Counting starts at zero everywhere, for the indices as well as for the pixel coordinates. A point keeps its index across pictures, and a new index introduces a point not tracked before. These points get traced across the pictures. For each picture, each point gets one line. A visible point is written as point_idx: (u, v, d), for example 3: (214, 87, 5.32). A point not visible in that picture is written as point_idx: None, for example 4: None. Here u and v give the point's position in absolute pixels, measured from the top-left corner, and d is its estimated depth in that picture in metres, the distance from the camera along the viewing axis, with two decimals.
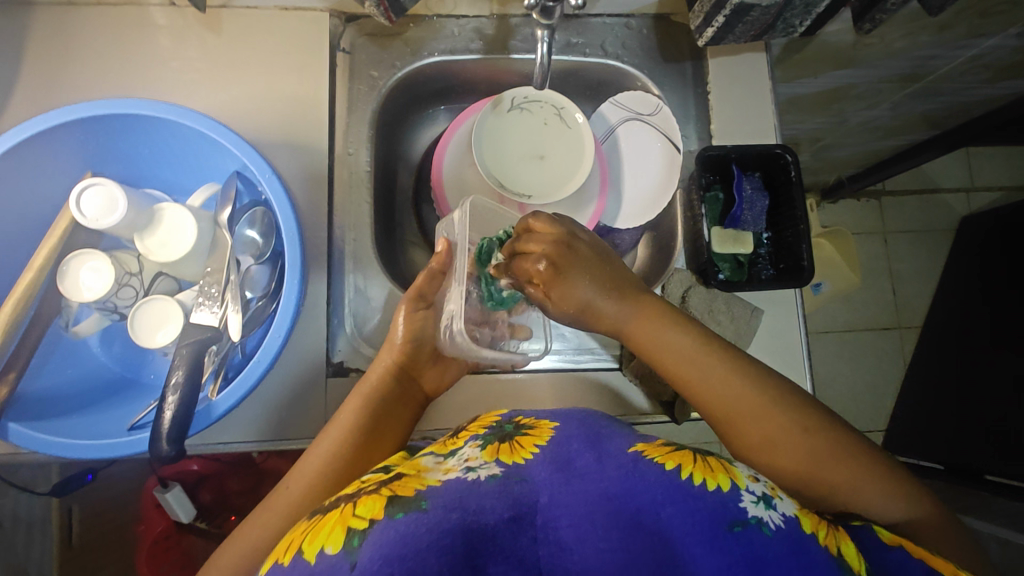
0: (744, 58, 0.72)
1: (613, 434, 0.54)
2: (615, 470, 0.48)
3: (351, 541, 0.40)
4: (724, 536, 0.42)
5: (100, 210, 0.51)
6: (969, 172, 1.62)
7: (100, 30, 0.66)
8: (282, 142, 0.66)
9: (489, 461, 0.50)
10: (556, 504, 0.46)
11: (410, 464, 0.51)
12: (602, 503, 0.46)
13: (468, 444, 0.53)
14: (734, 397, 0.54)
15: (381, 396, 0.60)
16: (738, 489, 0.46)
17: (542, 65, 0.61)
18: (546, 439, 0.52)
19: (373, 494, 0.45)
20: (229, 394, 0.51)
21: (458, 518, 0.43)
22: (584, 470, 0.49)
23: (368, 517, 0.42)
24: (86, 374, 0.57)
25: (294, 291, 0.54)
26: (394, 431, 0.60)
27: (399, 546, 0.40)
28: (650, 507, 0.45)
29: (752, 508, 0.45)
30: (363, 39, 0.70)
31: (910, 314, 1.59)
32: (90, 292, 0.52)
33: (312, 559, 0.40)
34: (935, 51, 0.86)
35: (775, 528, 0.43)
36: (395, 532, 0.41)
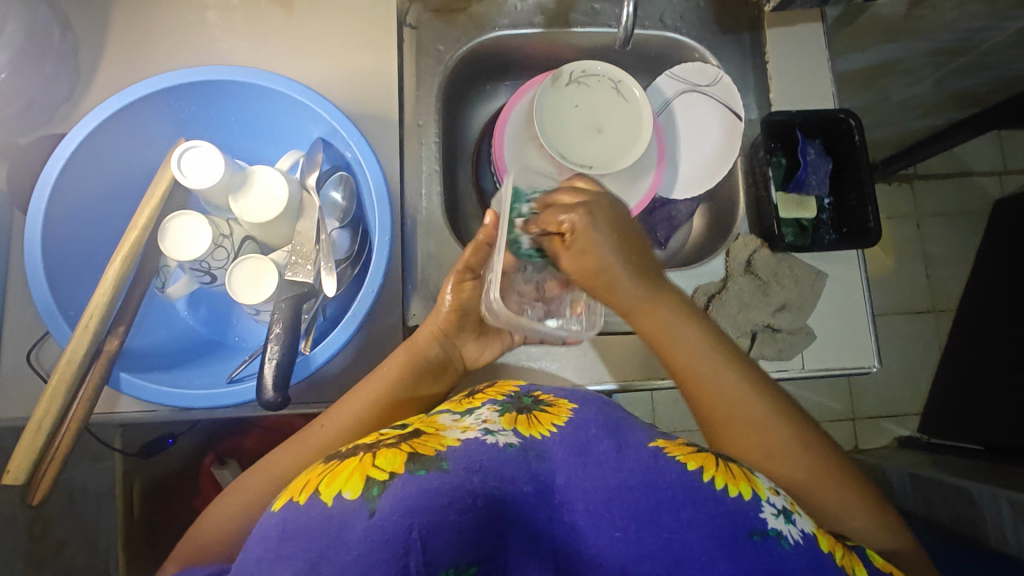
0: (803, 28, 0.73)
1: (630, 425, 0.54)
2: (635, 461, 0.48)
3: (371, 490, 0.42)
4: (744, 543, 0.44)
5: (200, 169, 0.53)
6: (1001, 155, 1.61)
7: (179, 8, 0.69)
8: (355, 114, 0.68)
9: (506, 429, 0.50)
10: (573, 487, 0.47)
11: (426, 422, 0.52)
12: (621, 493, 0.47)
13: (487, 406, 0.54)
14: (744, 404, 0.57)
15: (422, 361, 0.62)
16: (759, 500, 0.47)
17: (624, 30, 0.63)
18: (564, 420, 0.53)
19: (393, 449, 0.46)
20: (327, 346, 0.52)
21: (479, 483, 0.44)
22: (602, 457, 0.49)
23: (389, 470, 0.43)
24: (177, 336, 0.59)
25: (385, 245, 0.54)
26: (422, 395, 0.63)
27: (421, 505, 0.41)
28: (670, 504, 0.46)
29: (772, 520, 0.46)
30: (429, 16, 0.72)
31: (943, 297, 1.59)
32: (191, 251, 0.54)
33: (328, 501, 0.41)
34: (984, 23, 0.87)
35: (795, 543, 0.45)
36: (418, 487, 0.42)
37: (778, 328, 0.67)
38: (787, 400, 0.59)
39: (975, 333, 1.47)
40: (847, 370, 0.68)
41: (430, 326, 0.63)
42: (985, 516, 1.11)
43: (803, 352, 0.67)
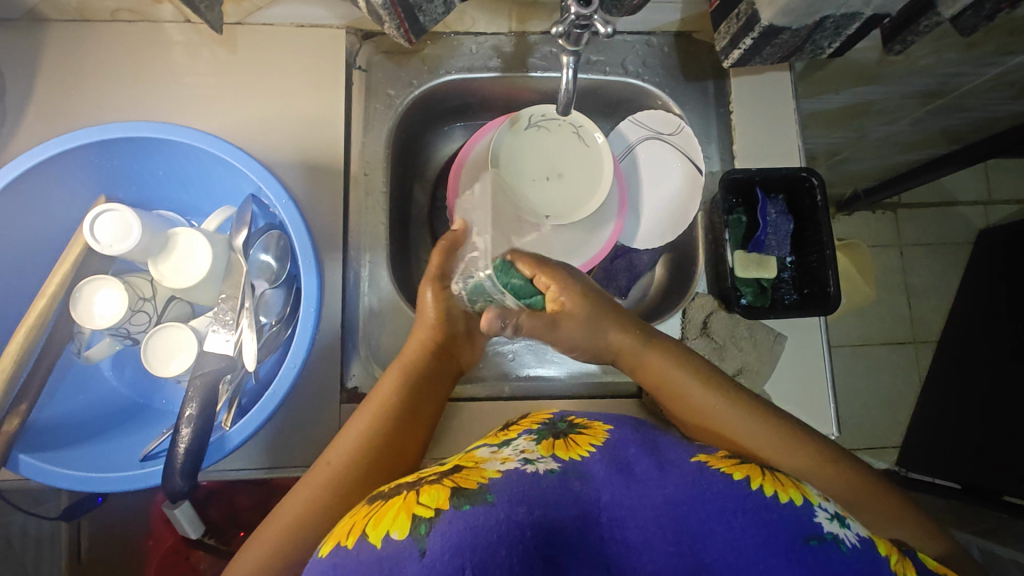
0: (769, 77, 0.71)
1: (672, 443, 0.52)
2: (680, 478, 0.46)
3: (419, 528, 0.39)
4: (801, 549, 0.40)
5: (115, 235, 0.50)
6: (986, 185, 1.59)
7: (115, 47, 0.65)
8: (298, 162, 0.65)
9: (545, 456, 0.48)
10: (619, 505, 0.44)
11: (465, 457, 0.49)
12: (672, 508, 0.43)
13: (523, 436, 0.51)
14: (752, 433, 0.55)
15: (419, 372, 0.60)
16: (811, 505, 0.44)
17: (567, 89, 0.58)
18: (601, 440, 0.51)
19: (436, 484, 0.43)
20: (243, 426, 0.49)
21: (527, 515, 0.41)
22: (646, 477, 0.46)
23: (434, 507, 0.40)
24: (99, 401, 0.56)
25: (310, 317, 0.52)
26: (427, 411, 0.60)
27: (473, 541, 0.38)
28: (720, 514, 0.42)
29: (827, 524, 0.42)
30: (379, 57, 0.69)
31: (925, 328, 1.57)
32: (102, 319, 0.51)
33: (377, 543, 0.39)
34: (960, 69, 0.85)
35: (852, 546, 0.41)
36: (465, 524, 0.39)
37: None
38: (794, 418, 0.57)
39: (956, 368, 1.45)
40: None
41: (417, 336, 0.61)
42: None
43: None
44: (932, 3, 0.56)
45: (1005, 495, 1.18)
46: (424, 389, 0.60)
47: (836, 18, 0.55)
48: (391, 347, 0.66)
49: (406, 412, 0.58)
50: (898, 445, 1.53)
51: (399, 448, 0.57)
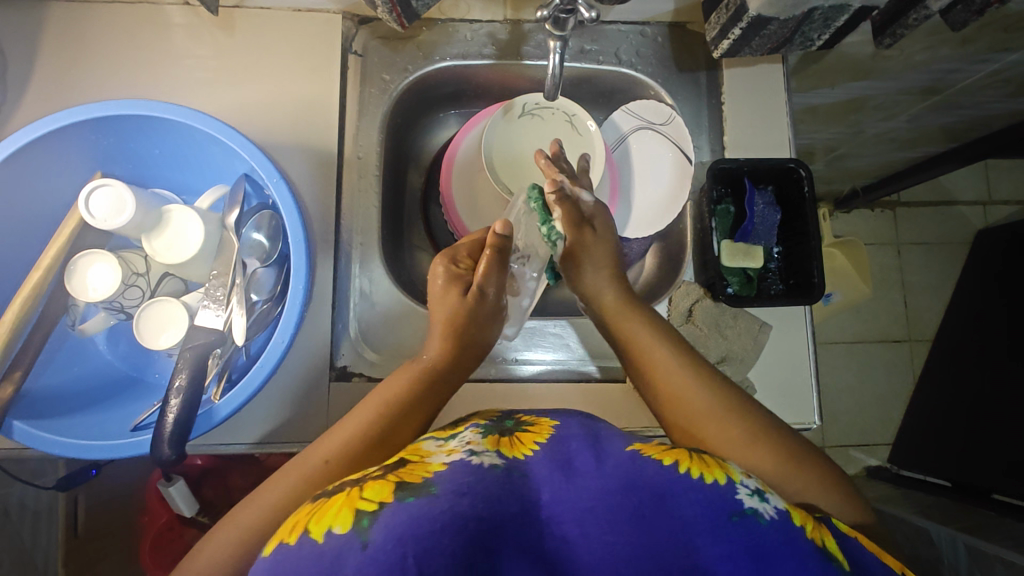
0: (762, 69, 0.71)
1: (610, 436, 0.53)
2: (613, 467, 0.47)
3: (360, 521, 0.39)
4: (724, 525, 0.42)
5: (109, 210, 0.51)
6: (986, 185, 1.59)
7: (114, 28, 0.66)
8: (291, 144, 0.66)
9: (490, 450, 0.48)
10: (558, 501, 0.44)
11: (410, 450, 0.49)
12: (608, 496, 0.44)
13: (469, 429, 0.52)
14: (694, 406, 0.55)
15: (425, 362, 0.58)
16: (733, 483, 0.46)
17: (553, 76, 0.60)
18: (546, 437, 0.51)
19: (380, 479, 0.44)
20: (231, 399, 0.51)
21: (469, 506, 0.42)
22: (584, 469, 0.47)
23: (378, 500, 0.41)
24: (92, 373, 0.57)
25: (299, 293, 0.54)
26: (422, 409, 0.57)
27: (414, 530, 0.39)
28: (655, 500, 0.44)
29: (748, 499, 0.44)
30: (375, 42, 0.70)
31: (921, 326, 1.57)
32: (95, 292, 0.53)
33: (319, 539, 0.39)
34: (956, 65, 0.85)
35: (771, 519, 0.43)
36: (407, 515, 0.40)
37: None
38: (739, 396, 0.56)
39: (950, 366, 1.46)
40: (788, 427, 0.66)
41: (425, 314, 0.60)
42: (943, 558, 1.10)
43: None
44: None
45: (993, 492, 1.20)
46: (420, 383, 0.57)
47: (824, 10, 0.55)
48: (381, 328, 0.67)
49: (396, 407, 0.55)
50: (890, 442, 1.54)
51: (393, 442, 0.54)
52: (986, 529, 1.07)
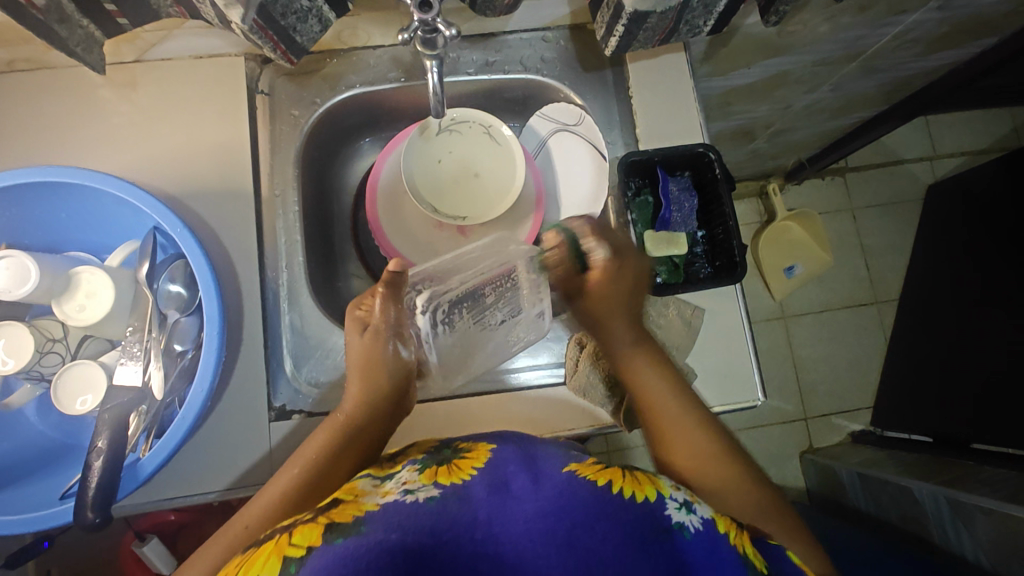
0: (664, 59, 0.72)
1: (549, 454, 0.52)
2: (551, 489, 0.47)
3: (288, 568, 0.38)
4: (651, 544, 0.43)
5: (10, 280, 0.51)
6: (928, 141, 1.62)
7: (14, 97, 0.66)
8: (206, 191, 0.66)
9: (427, 484, 0.48)
10: (494, 523, 0.44)
11: (346, 490, 0.47)
12: (540, 520, 0.44)
13: (406, 468, 0.51)
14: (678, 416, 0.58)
15: (352, 429, 0.57)
16: (663, 498, 0.47)
17: (435, 94, 0.60)
18: (483, 463, 0.50)
19: (310, 522, 0.42)
20: (157, 452, 0.50)
21: (399, 538, 0.41)
22: (521, 492, 0.46)
23: (305, 545, 0.39)
24: (24, 446, 0.57)
25: (214, 338, 0.53)
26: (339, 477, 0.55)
27: (342, 572, 0.37)
28: (584, 523, 0.43)
29: (675, 513, 0.45)
30: (281, 80, 0.70)
31: (885, 287, 1.59)
32: (5, 364, 0.53)
33: None
34: (860, 32, 0.87)
35: (695, 531, 0.44)
36: (335, 556, 0.38)
37: None
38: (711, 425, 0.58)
39: (917, 322, 1.47)
40: (732, 407, 0.66)
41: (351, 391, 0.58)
42: (928, 514, 1.09)
43: None
44: None
45: (975, 442, 1.20)
46: (349, 450, 0.56)
47: None
48: (316, 361, 0.66)
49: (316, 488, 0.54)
50: (870, 405, 1.55)
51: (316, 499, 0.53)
52: (965, 480, 1.06)
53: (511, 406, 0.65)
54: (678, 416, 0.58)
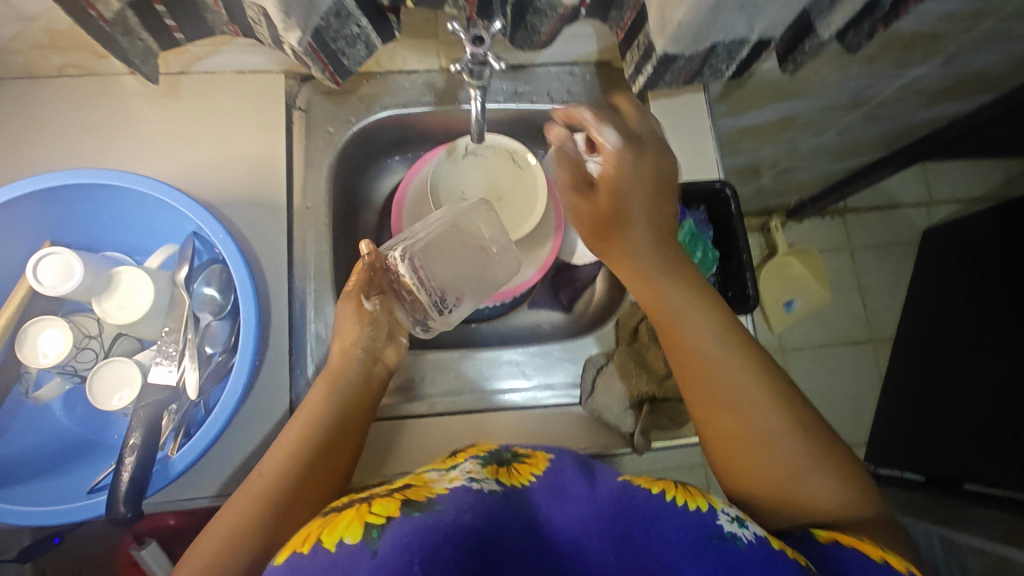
0: (685, 98, 0.76)
1: (605, 469, 0.54)
2: (606, 495, 0.49)
3: (371, 532, 0.40)
4: (704, 549, 0.42)
5: (56, 277, 0.52)
6: (925, 186, 1.68)
7: (61, 101, 0.68)
8: (241, 200, 0.69)
9: (490, 478, 0.49)
10: (553, 522, 0.46)
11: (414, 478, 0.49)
12: (598, 519, 0.45)
13: (469, 460, 0.52)
14: (709, 354, 0.56)
15: (343, 384, 0.60)
16: (714, 509, 0.46)
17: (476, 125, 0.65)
18: (542, 469, 0.52)
19: (386, 496, 0.44)
20: (187, 452, 0.51)
21: (471, 520, 0.42)
22: (576, 494, 0.48)
23: (385, 514, 0.41)
24: (50, 439, 0.58)
25: (250, 344, 0.55)
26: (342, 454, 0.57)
27: (422, 540, 0.39)
28: (639, 524, 0.45)
29: (727, 524, 0.45)
30: (319, 97, 0.73)
31: (880, 326, 1.63)
32: (45, 357, 0.53)
33: (331, 547, 0.39)
34: (868, 82, 0.92)
35: (749, 542, 0.43)
36: (415, 526, 0.40)
37: (667, 398, 0.67)
38: (770, 364, 0.57)
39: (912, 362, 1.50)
40: None
41: (337, 351, 0.62)
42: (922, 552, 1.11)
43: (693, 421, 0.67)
44: (811, 27, 0.62)
45: (965, 483, 1.21)
46: (346, 426, 0.58)
47: (726, 44, 0.60)
48: None
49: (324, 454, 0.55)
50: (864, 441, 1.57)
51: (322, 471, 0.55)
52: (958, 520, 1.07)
53: (525, 423, 0.67)
54: (722, 360, 0.56)
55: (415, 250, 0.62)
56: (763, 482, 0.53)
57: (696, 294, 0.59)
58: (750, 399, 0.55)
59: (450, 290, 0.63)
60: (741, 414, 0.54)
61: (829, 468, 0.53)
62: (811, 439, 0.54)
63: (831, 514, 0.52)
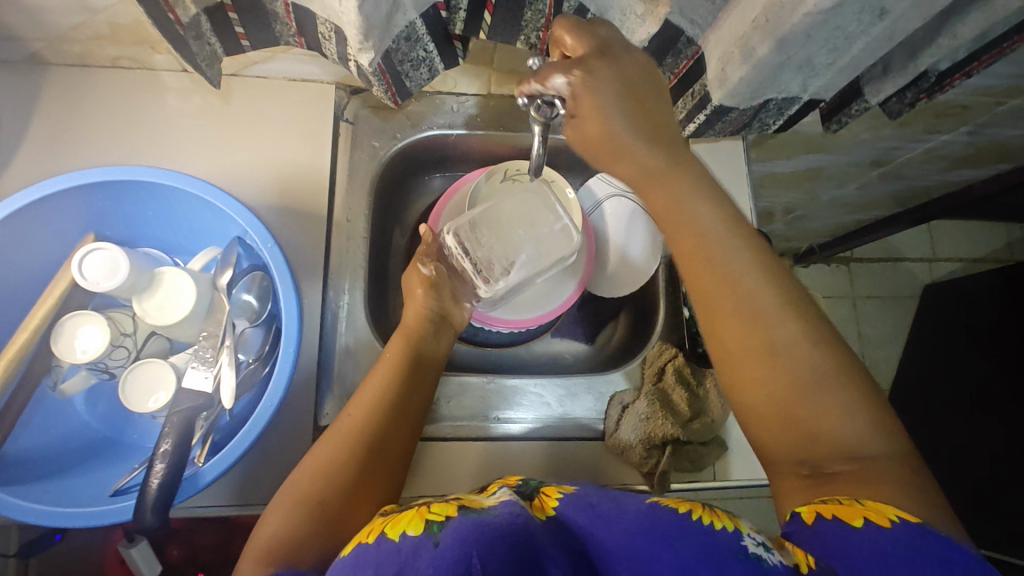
0: (725, 145, 0.78)
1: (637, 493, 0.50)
2: (635, 513, 0.45)
3: (432, 526, 0.41)
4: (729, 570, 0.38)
5: (102, 273, 0.52)
6: (930, 243, 1.71)
7: (110, 92, 0.68)
8: (282, 206, 0.68)
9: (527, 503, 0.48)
10: (585, 538, 0.44)
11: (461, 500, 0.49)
12: (627, 542, 0.43)
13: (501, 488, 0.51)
14: (733, 309, 0.50)
15: (417, 340, 0.63)
16: (742, 531, 0.42)
17: (536, 163, 0.60)
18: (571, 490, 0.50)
19: (443, 502, 0.45)
20: (218, 462, 0.51)
21: (523, 521, 0.42)
22: (607, 513, 0.45)
23: (445, 513, 0.43)
24: (70, 435, 0.57)
25: (289, 355, 0.55)
26: (415, 400, 0.60)
27: (479, 535, 0.40)
28: (661, 543, 0.41)
29: (753, 546, 0.40)
30: (366, 111, 0.74)
31: (877, 375, 1.64)
32: (83, 353, 0.53)
33: (395, 538, 0.41)
34: (896, 143, 0.94)
35: (777, 566, 0.39)
36: (472, 524, 0.41)
37: (690, 440, 0.68)
38: (806, 318, 0.49)
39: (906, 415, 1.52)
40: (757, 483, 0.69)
41: (412, 308, 0.66)
42: None
43: (714, 464, 0.68)
44: (859, 92, 0.63)
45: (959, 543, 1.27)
46: (421, 369, 0.62)
47: (779, 100, 0.62)
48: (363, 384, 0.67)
49: (399, 409, 0.57)
50: None
51: (404, 413, 0.58)
52: None
53: (546, 455, 0.68)
54: (747, 319, 0.49)
55: (461, 224, 0.68)
56: (783, 424, 0.47)
57: (738, 238, 0.51)
58: (772, 363, 0.48)
59: (496, 262, 0.68)
60: (772, 375, 0.47)
61: (854, 405, 0.46)
62: (847, 405, 0.45)
63: (852, 450, 0.44)
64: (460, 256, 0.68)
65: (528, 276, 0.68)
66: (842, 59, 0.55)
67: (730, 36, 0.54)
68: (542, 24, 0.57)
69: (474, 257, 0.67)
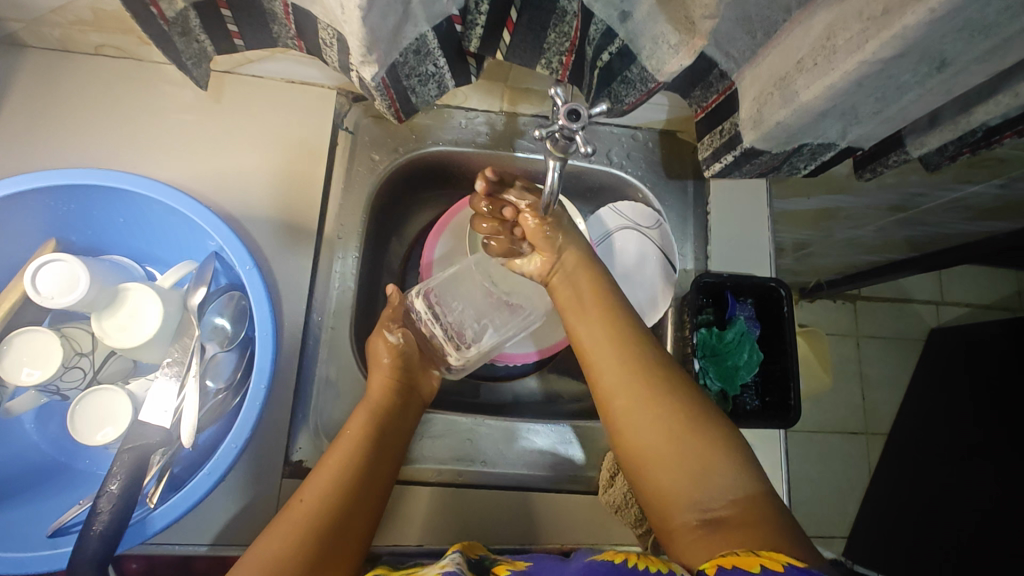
0: (747, 184, 0.73)
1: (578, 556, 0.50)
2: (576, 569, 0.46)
3: None
4: None
5: (57, 287, 0.47)
6: (940, 287, 1.62)
7: (92, 80, 0.63)
8: (267, 218, 0.63)
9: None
10: None
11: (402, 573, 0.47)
12: None
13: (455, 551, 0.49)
14: (604, 368, 0.55)
15: (382, 413, 0.57)
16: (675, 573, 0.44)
17: (551, 192, 0.54)
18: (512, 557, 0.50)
19: None
20: (170, 508, 0.45)
21: None
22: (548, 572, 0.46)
23: None
24: (13, 458, 0.51)
25: (260, 392, 0.49)
26: (379, 481, 0.53)
27: None
28: None
29: None
30: (368, 121, 0.69)
31: (877, 419, 1.55)
32: (29, 375, 0.48)
33: None
34: (922, 190, 0.90)
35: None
36: None
37: None
38: (665, 377, 0.53)
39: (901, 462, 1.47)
40: None
41: (377, 378, 0.59)
42: None
43: None
44: (901, 142, 0.59)
45: None
46: (384, 436, 0.56)
47: (815, 146, 0.57)
48: (343, 417, 0.62)
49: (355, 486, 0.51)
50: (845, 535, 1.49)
51: (366, 498, 0.51)
52: None
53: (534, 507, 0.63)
54: (615, 376, 0.55)
55: (430, 289, 0.67)
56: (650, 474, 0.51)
57: (615, 310, 0.59)
58: (640, 409, 0.52)
59: (466, 327, 0.66)
60: (636, 425, 0.52)
61: (713, 459, 0.48)
62: (706, 457, 0.49)
63: (709, 502, 0.47)
64: (433, 323, 0.65)
65: (500, 341, 0.67)
66: (890, 109, 0.50)
67: (769, 74, 0.50)
68: (565, 47, 0.52)
69: (446, 323, 0.66)
